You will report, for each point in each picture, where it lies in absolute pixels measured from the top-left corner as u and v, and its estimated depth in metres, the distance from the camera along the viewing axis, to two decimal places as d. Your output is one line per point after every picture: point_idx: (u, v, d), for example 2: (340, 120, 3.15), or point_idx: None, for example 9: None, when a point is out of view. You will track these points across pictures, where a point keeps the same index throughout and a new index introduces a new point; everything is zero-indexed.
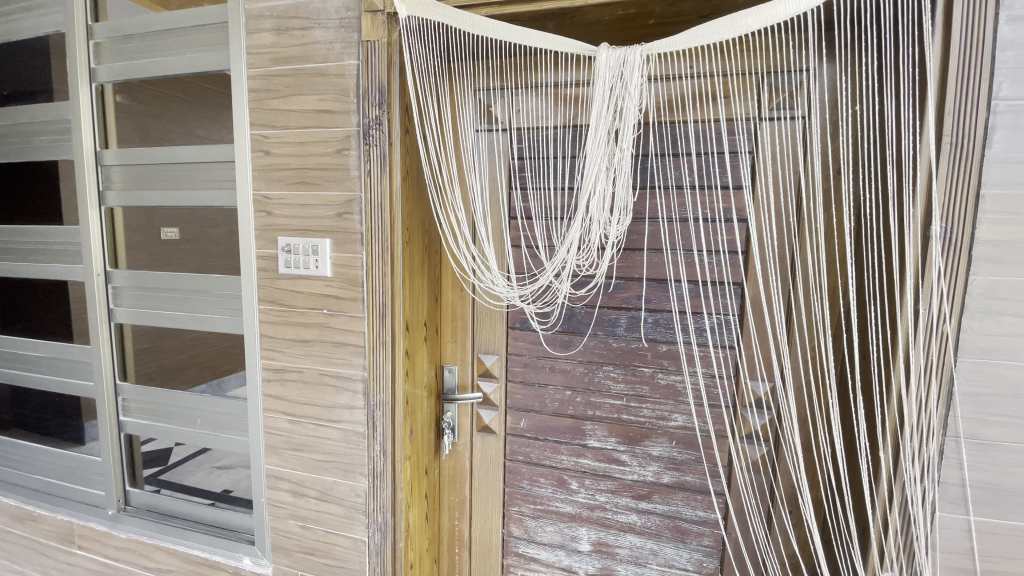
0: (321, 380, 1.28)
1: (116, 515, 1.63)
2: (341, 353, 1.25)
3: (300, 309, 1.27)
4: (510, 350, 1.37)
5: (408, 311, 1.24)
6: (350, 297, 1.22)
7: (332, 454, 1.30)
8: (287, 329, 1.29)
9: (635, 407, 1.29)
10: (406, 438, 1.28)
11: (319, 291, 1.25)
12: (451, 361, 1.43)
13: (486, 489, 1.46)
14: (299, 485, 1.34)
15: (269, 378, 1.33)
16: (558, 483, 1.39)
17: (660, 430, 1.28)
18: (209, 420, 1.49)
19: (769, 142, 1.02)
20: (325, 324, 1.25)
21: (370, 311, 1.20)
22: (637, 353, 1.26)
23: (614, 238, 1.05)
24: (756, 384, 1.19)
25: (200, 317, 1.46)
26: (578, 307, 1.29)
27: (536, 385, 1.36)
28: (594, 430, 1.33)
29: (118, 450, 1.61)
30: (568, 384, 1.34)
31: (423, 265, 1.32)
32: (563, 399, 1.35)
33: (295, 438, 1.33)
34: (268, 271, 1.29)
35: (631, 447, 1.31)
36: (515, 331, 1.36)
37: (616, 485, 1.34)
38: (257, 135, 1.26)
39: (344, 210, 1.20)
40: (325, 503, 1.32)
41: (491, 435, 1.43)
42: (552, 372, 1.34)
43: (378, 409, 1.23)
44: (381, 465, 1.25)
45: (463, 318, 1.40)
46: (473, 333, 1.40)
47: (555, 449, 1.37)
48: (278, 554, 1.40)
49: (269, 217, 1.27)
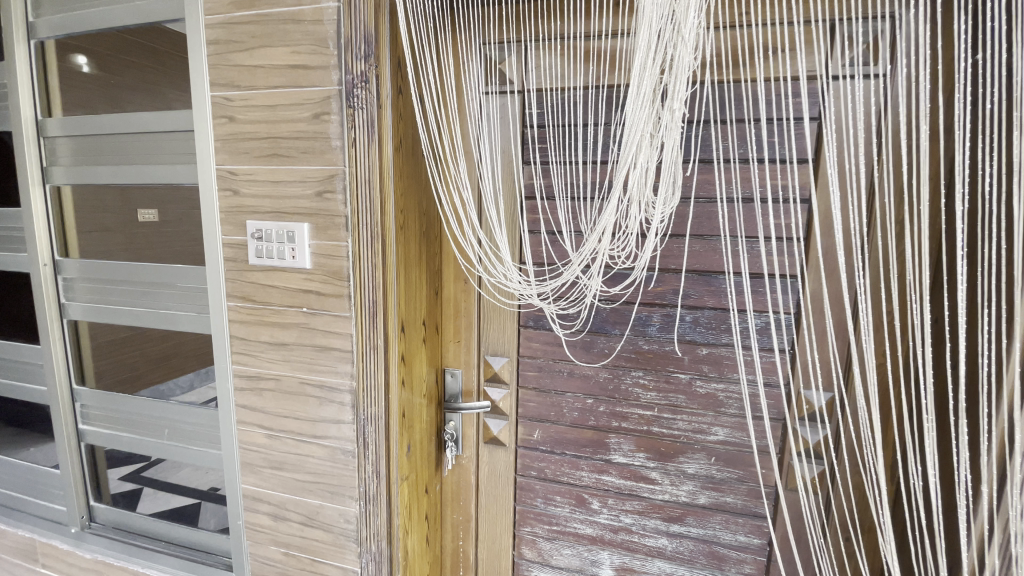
0: (303, 389, 1.09)
1: (79, 533, 1.45)
2: (325, 358, 1.06)
3: (275, 307, 1.07)
4: (523, 352, 1.17)
5: (401, 311, 1.05)
6: (333, 293, 1.02)
7: (317, 474, 1.12)
8: (262, 330, 1.10)
9: (668, 419, 1.11)
10: (402, 456, 1.11)
11: (297, 285, 1.05)
12: (454, 363, 1.24)
13: (494, 507, 1.28)
14: (281, 507, 1.16)
15: (243, 386, 1.14)
16: (577, 503, 1.21)
17: (697, 445, 1.11)
18: (177, 431, 1.31)
19: (853, 105, 0.82)
20: (306, 324, 1.06)
21: (357, 310, 1.00)
22: (672, 357, 1.08)
23: (658, 223, 0.85)
24: (813, 394, 1.02)
25: (164, 315, 1.26)
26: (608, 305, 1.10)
27: (552, 393, 1.18)
28: (620, 444, 1.16)
29: (79, 463, 1.42)
30: (590, 392, 1.15)
31: (420, 254, 1.12)
32: (584, 409, 1.16)
33: (275, 455, 1.15)
34: (237, 262, 1.09)
35: (663, 464, 1.14)
36: (529, 331, 1.16)
37: (645, 505, 1.17)
38: (219, 97, 1.04)
39: (325, 188, 0.99)
40: (310, 529, 1.15)
41: (500, 448, 1.25)
42: (572, 378, 1.15)
43: (370, 424, 1.05)
44: (374, 488, 1.07)
45: (468, 316, 1.20)
46: (479, 333, 1.20)
47: (574, 464, 1.20)
48: None
49: (236, 196, 1.06)
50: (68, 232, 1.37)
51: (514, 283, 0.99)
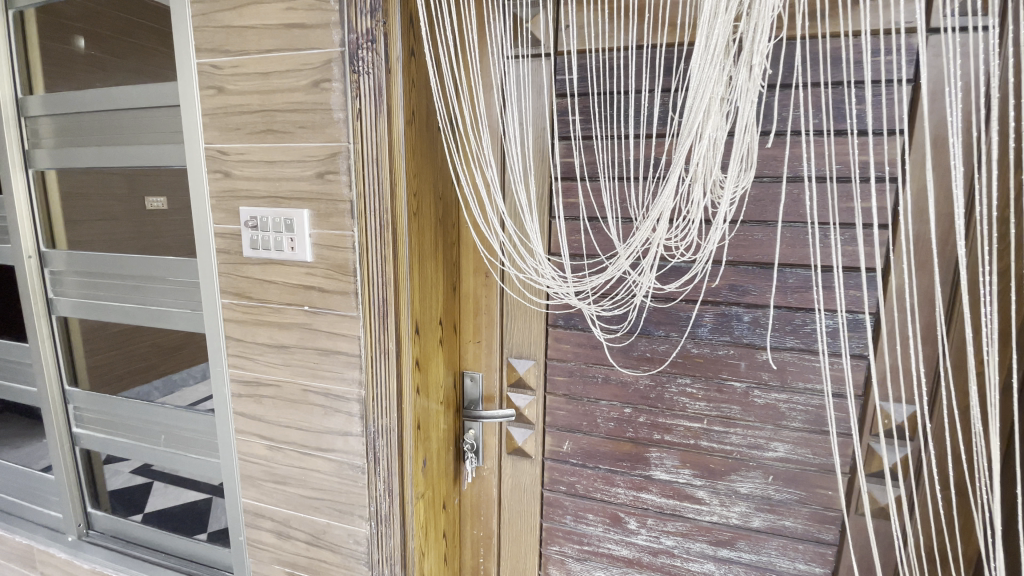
0: (306, 396, 0.97)
1: (76, 542, 1.35)
2: (330, 363, 0.93)
3: (273, 305, 0.95)
4: (552, 355, 1.03)
5: (415, 310, 0.92)
6: (338, 290, 0.89)
7: (323, 490, 1.00)
8: (259, 331, 0.98)
9: (719, 432, 0.98)
10: (418, 471, 0.98)
11: (297, 281, 0.92)
12: (474, 366, 1.11)
13: (518, 523, 1.16)
14: (285, 524, 1.06)
15: (240, 392, 1.03)
16: (611, 522, 1.08)
17: (752, 462, 0.98)
18: (174, 436, 1.21)
19: (970, 61, 0.66)
20: (307, 324, 0.93)
21: (365, 309, 0.88)
22: (726, 362, 0.94)
23: (726, 208, 0.70)
24: (895, 407, 0.86)
25: (156, 312, 1.15)
26: (661, 302, 0.95)
27: (584, 400, 1.04)
28: (663, 459, 1.02)
29: (75, 468, 1.33)
30: (629, 400, 1.01)
31: (435, 244, 0.98)
32: (621, 419, 1.02)
33: (277, 468, 1.03)
34: (231, 254, 0.96)
35: (712, 482, 1.01)
36: (558, 331, 1.02)
37: (689, 527, 1.04)
38: (205, 65, 0.90)
39: (326, 169, 0.85)
40: (317, 549, 1.04)
41: (524, 459, 1.12)
42: (608, 385, 1.02)
43: (381, 438, 0.93)
44: (387, 507, 0.96)
45: (490, 315, 1.07)
46: (502, 333, 1.07)
47: (609, 480, 1.06)
48: None
49: (227, 179, 0.93)
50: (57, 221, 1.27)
51: (546, 279, 0.86)
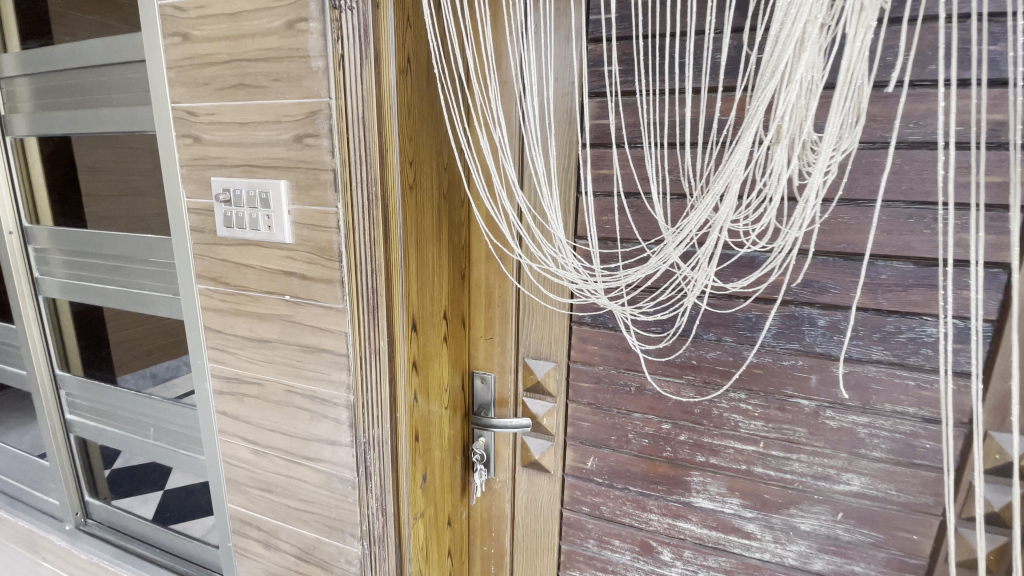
0: (290, 398, 0.84)
1: (73, 531, 1.27)
2: (315, 362, 0.80)
3: (252, 294, 0.82)
4: (577, 358, 0.88)
5: (412, 305, 0.77)
6: (321, 278, 0.75)
7: (311, 504, 0.88)
8: (238, 322, 0.85)
9: (778, 457, 0.81)
10: (415, 489, 0.85)
11: (277, 266, 0.78)
12: (485, 366, 0.96)
13: (535, 543, 1.02)
14: (272, 536, 0.94)
15: (221, 389, 0.91)
16: (641, 550, 0.93)
17: (816, 494, 0.81)
18: (163, 430, 1.11)
19: None
20: (289, 317, 0.80)
21: (351, 303, 0.73)
22: (792, 375, 0.77)
23: (818, 179, 0.51)
24: (1010, 441, 0.67)
25: (138, 295, 1.04)
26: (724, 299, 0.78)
27: (613, 412, 0.88)
28: (706, 484, 0.86)
29: (70, 456, 1.26)
30: (668, 415, 0.85)
31: (437, 226, 0.82)
32: (658, 435, 0.86)
33: (262, 475, 0.91)
34: (205, 233, 0.83)
35: (765, 515, 0.84)
36: (585, 331, 0.86)
37: (735, 564, 0.87)
38: (168, 6, 0.75)
39: (303, 131, 0.70)
40: (306, 565, 0.92)
41: (542, 474, 0.98)
42: (643, 395, 0.86)
43: (372, 451, 0.79)
44: (380, 529, 0.82)
45: (505, 309, 0.91)
46: (519, 331, 0.91)
47: (639, 504, 0.91)
48: None
49: (198, 145, 0.80)
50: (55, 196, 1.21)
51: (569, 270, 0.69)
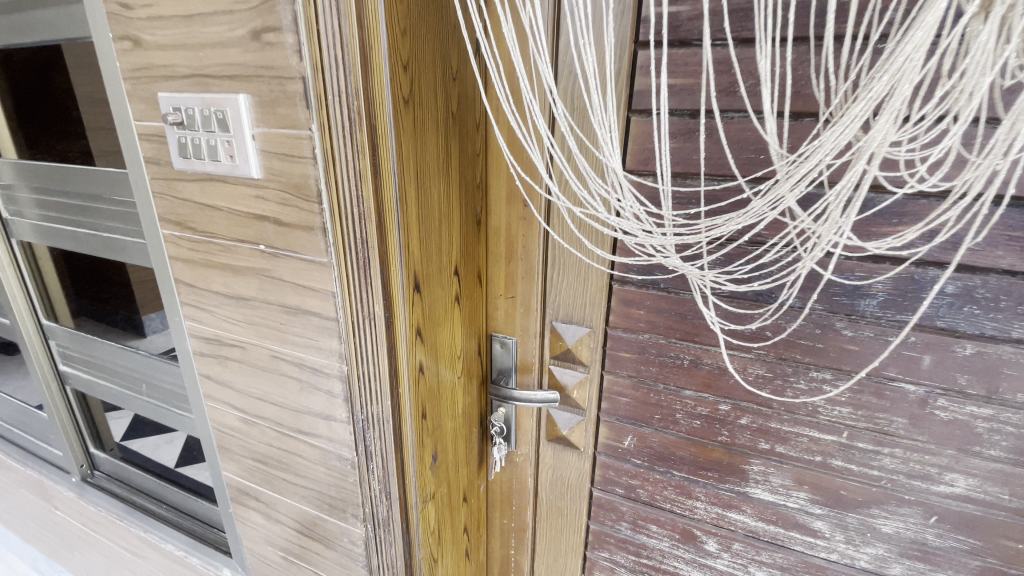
0: (275, 365, 0.71)
1: (79, 484, 1.22)
2: (299, 325, 0.66)
3: (222, 242, 0.67)
4: (618, 324, 0.72)
5: (411, 257, 0.61)
6: (298, 224, 0.59)
7: (307, 481, 0.77)
8: (210, 275, 0.71)
9: (863, 449, 0.66)
10: (425, 472, 0.72)
11: (246, 208, 0.63)
12: (506, 329, 0.81)
13: (560, 520, 0.92)
14: (270, 508, 0.85)
15: (202, 351, 0.78)
16: (682, 538, 0.81)
17: (907, 494, 0.66)
18: (154, 386, 1.01)
19: None
20: (266, 271, 0.65)
21: (339, 255, 0.58)
22: (897, 354, 0.61)
23: None
24: None
25: (109, 240, 0.90)
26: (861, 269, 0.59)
27: (660, 388, 0.74)
28: (766, 475, 0.72)
29: (67, 408, 1.19)
30: (727, 394, 0.70)
31: (445, 158, 0.64)
32: (713, 417, 0.72)
33: (252, 445, 0.81)
34: (162, 166, 0.68)
35: (838, 513, 0.70)
36: (629, 292, 0.70)
37: (793, 562, 0.75)
38: None
39: (261, 24, 0.52)
40: (306, 542, 0.84)
41: (569, 450, 0.85)
42: (698, 370, 0.70)
43: (371, 431, 0.67)
44: (384, 513, 0.71)
45: (531, 264, 0.74)
46: (548, 289, 0.75)
47: (683, 490, 0.78)
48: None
49: (140, 50, 0.62)
50: (11, 124, 1.05)
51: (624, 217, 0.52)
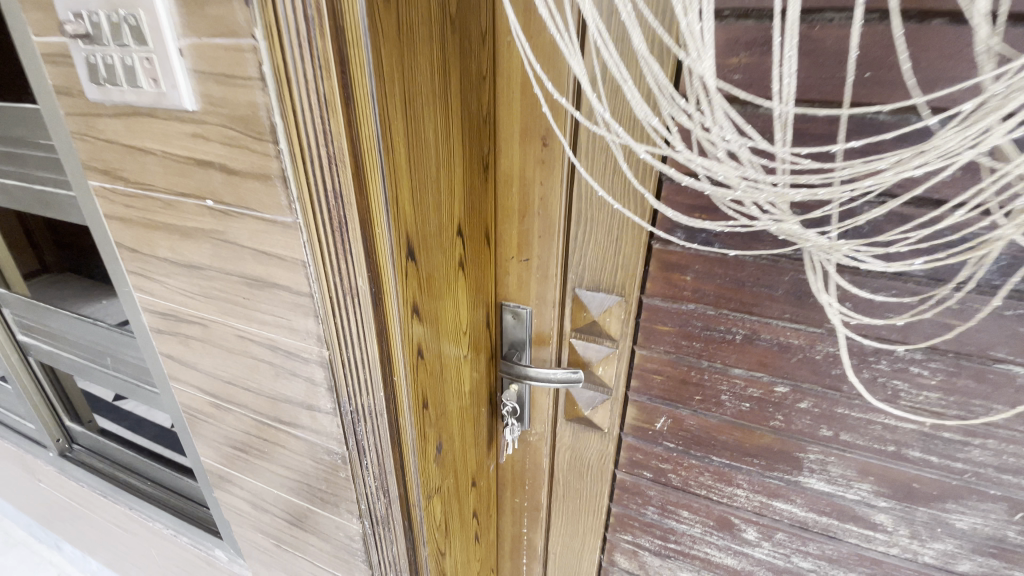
0: (244, 347, 0.59)
1: (56, 459, 1.14)
2: (267, 301, 0.53)
3: (162, 197, 0.53)
4: (656, 292, 0.59)
5: (400, 215, 0.47)
6: (252, 172, 0.45)
7: (293, 473, 0.68)
8: (154, 238, 0.57)
9: (947, 439, 0.56)
10: (429, 465, 0.62)
11: (185, 152, 0.48)
12: (519, 298, 0.68)
13: (578, 501, 0.83)
14: (257, 497, 0.76)
15: (158, 328, 0.66)
16: (716, 525, 0.73)
17: (994, 490, 0.56)
18: (119, 361, 0.90)
19: None
20: (219, 234, 0.52)
21: (308, 212, 0.44)
22: (1012, 332, 0.49)
23: None
24: None
25: (41, 194, 0.76)
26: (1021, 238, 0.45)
27: (703, 367, 0.62)
28: (824, 464, 0.62)
29: (32, 381, 1.08)
30: (786, 375, 0.59)
31: (441, 80, 0.48)
32: (766, 400, 0.61)
33: (228, 432, 0.70)
34: (75, 98, 0.52)
35: (905, 506, 0.61)
36: (673, 254, 0.57)
37: (844, 554, 0.67)
38: None
39: None
40: (298, 533, 0.75)
41: (591, 431, 0.75)
42: (752, 347, 0.58)
43: (362, 424, 0.55)
44: (382, 511, 0.62)
45: (552, 218, 0.60)
46: (572, 249, 0.61)
47: (722, 477, 0.69)
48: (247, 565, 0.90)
49: None
50: None
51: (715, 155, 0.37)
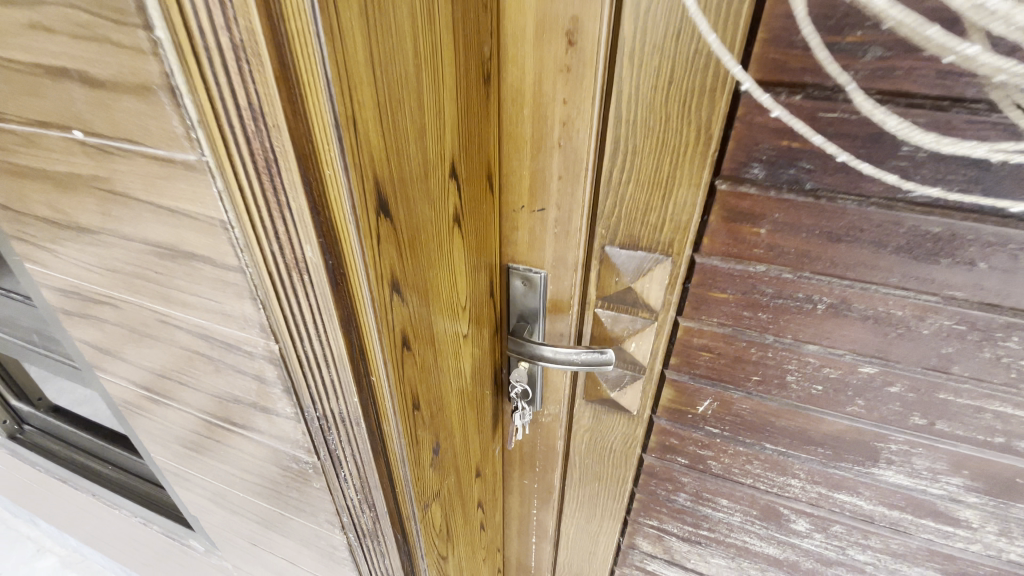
0: (171, 334, 0.45)
1: (5, 442, 1.02)
2: (187, 277, 0.38)
3: (19, 132, 0.37)
4: (716, 250, 0.45)
5: (366, 149, 0.30)
6: (126, 83, 0.29)
7: (257, 478, 0.55)
8: (25, 191, 0.41)
9: None
10: (425, 471, 0.50)
11: (26, 55, 0.31)
12: (532, 259, 0.52)
13: (597, 485, 0.73)
14: (221, 498, 0.64)
15: (64, 308, 0.51)
16: (760, 515, 0.63)
17: None
18: (48, 338, 0.75)
19: None
20: (105, 184, 0.36)
21: (222, 145, 0.29)
22: None
23: None
24: None
25: None
26: None
27: (767, 342, 0.49)
28: (907, 456, 0.51)
29: None
30: (875, 353, 0.46)
31: None
32: (844, 383, 0.49)
33: (174, 430, 0.57)
34: None
35: (1002, 503, 0.51)
36: (745, 199, 0.42)
37: (912, 549, 0.58)
38: None
39: None
40: (274, 536, 0.64)
41: (617, 414, 0.63)
42: (837, 319, 0.45)
43: (333, 432, 0.42)
44: (369, 525, 0.50)
45: (579, 154, 0.44)
46: (604, 196, 0.46)
47: (775, 467, 0.58)
48: (223, 559, 0.80)
49: None
50: None
51: None
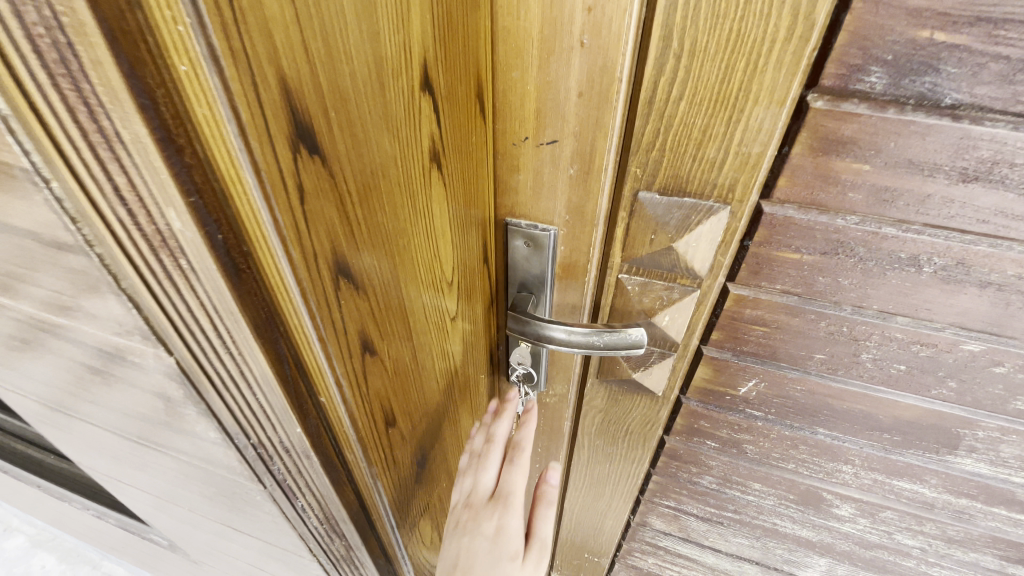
0: (37, 336, 0.32)
1: None
2: (21, 261, 0.25)
3: None
4: (794, 196, 0.33)
5: (255, 25, 0.16)
6: None
7: (199, 496, 0.44)
8: None
9: None
10: (408, 478, 0.39)
11: None
12: (538, 212, 0.38)
13: (609, 467, 0.63)
14: (167, 508, 0.54)
15: None
16: (798, 499, 0.55)
17: None
18: None
19: None
20: None
21: None
22: None
23: None
24: None
25: None
26: None
27: (843, 315, 0.38)
28: (995, 444, 0.42)
29: None
30: (987, 328, 0.36)
31: None
32: (935, 363, 0.39)
33: (88, 441, 0.45)
34: None
35: None
36: (846, 124, 0.30)
37: (971, 535, 0.51)
38: None
39: None
40: (236, 546, 0.55)
41: (638, 395, 0.52)
42: (946, 286, 0.34)
43: (275, 463, 0.30)
44: (341, 554, 0.39)
45: (610, 58, 0.30)
46: (641, 120, 0.33)
47: (825, 453, 0.49)
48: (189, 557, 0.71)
49: None
50: None
51: None
